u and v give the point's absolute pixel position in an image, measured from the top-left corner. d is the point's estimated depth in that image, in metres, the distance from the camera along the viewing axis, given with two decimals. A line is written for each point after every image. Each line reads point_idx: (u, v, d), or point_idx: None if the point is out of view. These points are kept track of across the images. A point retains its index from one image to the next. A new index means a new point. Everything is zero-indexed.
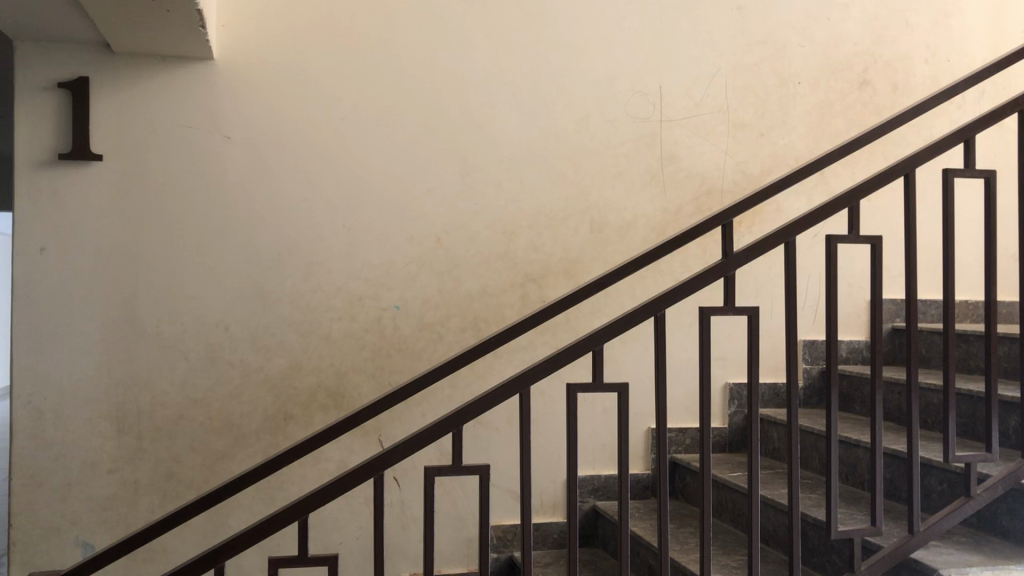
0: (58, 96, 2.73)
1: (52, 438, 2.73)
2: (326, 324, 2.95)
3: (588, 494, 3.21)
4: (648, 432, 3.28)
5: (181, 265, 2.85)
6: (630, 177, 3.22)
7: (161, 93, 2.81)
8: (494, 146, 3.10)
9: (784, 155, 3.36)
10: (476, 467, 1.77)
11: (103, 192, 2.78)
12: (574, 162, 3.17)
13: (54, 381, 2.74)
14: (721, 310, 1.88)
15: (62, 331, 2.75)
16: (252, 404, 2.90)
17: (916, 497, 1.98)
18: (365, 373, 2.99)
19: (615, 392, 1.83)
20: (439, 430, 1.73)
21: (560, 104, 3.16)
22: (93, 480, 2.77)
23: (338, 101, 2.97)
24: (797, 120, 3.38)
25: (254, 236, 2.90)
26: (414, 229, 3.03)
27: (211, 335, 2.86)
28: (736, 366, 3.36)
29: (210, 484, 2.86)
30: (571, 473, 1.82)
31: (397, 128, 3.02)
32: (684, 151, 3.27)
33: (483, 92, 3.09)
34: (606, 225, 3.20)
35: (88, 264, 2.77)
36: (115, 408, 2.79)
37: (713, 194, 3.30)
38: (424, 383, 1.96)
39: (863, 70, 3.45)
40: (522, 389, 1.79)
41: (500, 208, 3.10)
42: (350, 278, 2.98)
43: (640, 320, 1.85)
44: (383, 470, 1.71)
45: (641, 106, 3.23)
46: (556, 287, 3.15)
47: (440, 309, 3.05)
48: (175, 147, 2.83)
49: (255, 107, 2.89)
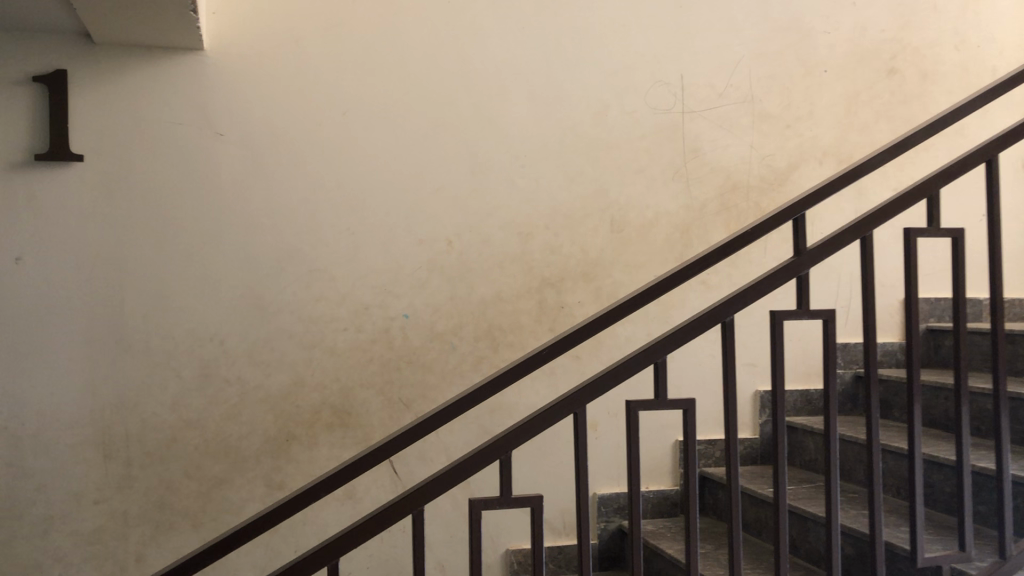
0: (33, 91, 2.48)
1: (31, 467, 2.48)
2: (330, 335, 2.72)
3: (614, 513, 2.94)
4: (676, 445, 3.04)
5: (173, 274, 2.60)
6: (652, 172, 3.00)
7: (146, 87, 2.57)
8: (507, 140, 2.88)
9: (812, 148, 3.16)
10: (529, 498, 1.54)
11: (85, 196, 2.53)
12: (593, 158, 2.95)
13: (33, 404, 2.49)
14: (796, 314, 1.68)
15: (41, 350, 2.50)
16: (251, 425, 2.65)
17: (1009, 519, 1.78)
18: (373, 388, 2.75)
19: (680, 409, 1.62)
20: (484, 458, 1.51)
21: (577, 95, 2.94)
22: (78, 512, 2.52)
23: (340, 94, 2.74)
24: (824, 111, 3.18)
25: (251, 242, 2.66)
26: (423, 231, 2.80)
27: (205, 350, 2.62)
28: (766, 374, 3.14)
29: (207, 513, 2.62)
30: (632, 503, 1.60)
31: (404, 123, 2.79)
32: (708, 144, 3.05)
33: (493, 83, 2.87)
34: (627, 225, 2.98)
35: (68, 275, 2.52)
36: (101, 432, 2.54)
37: (739, 190, 3.08)
38: (458, 409, 1.72)
39: (891, 57, 3.26)
40: (576, 408, 1.56)
41: (514, 208, 2.88)
42: (356, 285, 2.74)
43: (705, 327, 1.64)
44: (422, 507, 1.48)
45: (662, 97, 3.01)
46: (574, 292, 2.93)
47: (452, 318, 2.82)
48: (162, 147, 2.59)
49: (250, 102, 2.66)
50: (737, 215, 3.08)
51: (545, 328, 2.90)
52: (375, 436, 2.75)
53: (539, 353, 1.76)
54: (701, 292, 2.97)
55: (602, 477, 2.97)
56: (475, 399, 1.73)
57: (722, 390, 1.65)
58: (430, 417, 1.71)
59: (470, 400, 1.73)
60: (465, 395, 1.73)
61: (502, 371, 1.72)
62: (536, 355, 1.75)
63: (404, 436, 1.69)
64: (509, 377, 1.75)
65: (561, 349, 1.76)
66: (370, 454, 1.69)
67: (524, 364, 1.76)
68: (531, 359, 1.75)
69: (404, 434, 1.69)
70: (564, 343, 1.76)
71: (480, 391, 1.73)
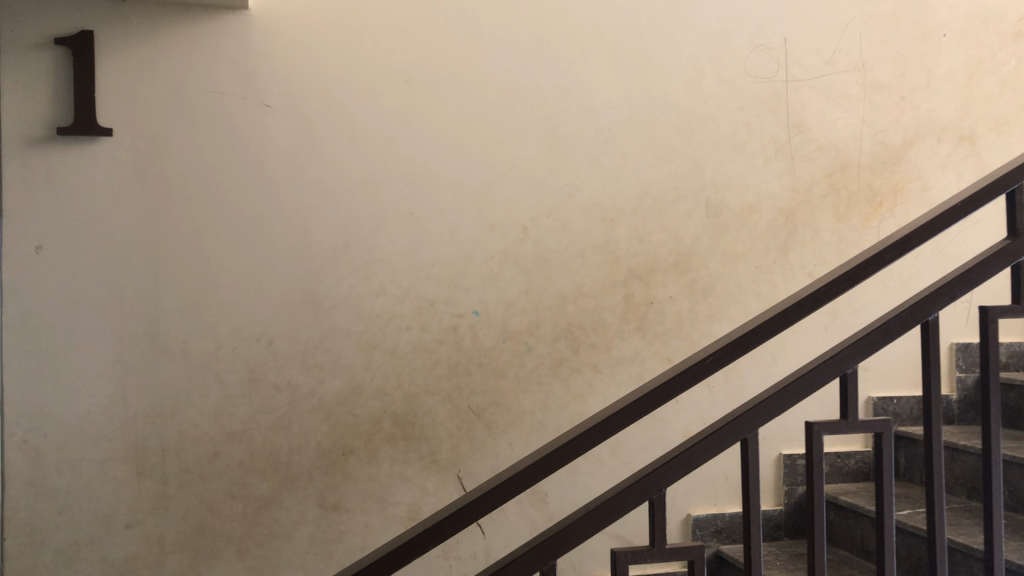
0: (54, 54, 2.16)
1: (55, 486, 2.17)
2: (392, 335, 2.38)
3: (711, 537, 2.59)
4: (779, 459, 2.69)
5: (213, 266, 2.27)
6: (752, 150, 2.63)
7: (184, 52, 2.24)
8: (590, 113, 2.52)
9: (929, 122, 2.78)
10: (688, 549, 1.21)
11: (115, 177, 2.21)
12: (686, 132, 2.58)
13: (57, 414, 2.18)
14: (1015, 311, 1.32)
15: (65, 352, 2.19)
16: (304, 437, 2.33)
17: None
18: (440, 396, 2.42)
19: (875, 431, 1.28)
20: (634, 496, 1.17)
21: (668, 60, 2.57)
22: (107, 537, 2.20)
23: (402, 59, 2.39)
24: (943, 80, 2.79)
25: (303, 229, 2.33)
26: (495, 217, 2.45)
27: (251, 352, 2.29)
28: (878, 377, 2.77)
29: (254, 537, 2.29)
30: (816, 553, 1.26)
31: (473, 92, 2.44)
32: (814, 118, 2.68)
33: (575, 48, 2.50)
34: (724, 208, 2.62)
35: (96, 268, 2.20)
36: (133, 446, 2.22)
37: (849, 169, 2.72)
38: (610, 426, 1.19)
39: (1018, 19, 2.85)
40: (747, 433, 1.22)
41: (597, 189, 2.52)
42: (420, 278, 2.40)
43: (904, 329, 1.29)
44: (555, 560, 1.15)
45: (763, 63, 2.63)
46: (665, 285, 2.57)
47: (529, 314, 2.48)
48: (201, 119, 2.26)
49: (301, 68, 2.32)
50: (847, 199, 2.71)
51: (632, 327, 2.55)
52: (442, 450, 2.42)
53: (696, 356, 1.24)
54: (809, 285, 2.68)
55: (697, 495, 2.62)
56: (631, 418, 1.19)
57: (925, 410, 1.31)
58: (562, 441, 1.19)
59: (626, 419, 1.19)
60: (613, 412, 1.19)
61: (666, 384, 1.21)
62: (701, 364, 1.21)
63: (541, 463, 1.16)
64: (673, 389, 1.21)
65: (731, 356, 1.23)
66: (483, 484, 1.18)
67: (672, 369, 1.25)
68: (691, 370, 1.21)
69: (534, 466, 1.16)
70: (740, 346, 1.23)
71: (629, 408, 1.19)
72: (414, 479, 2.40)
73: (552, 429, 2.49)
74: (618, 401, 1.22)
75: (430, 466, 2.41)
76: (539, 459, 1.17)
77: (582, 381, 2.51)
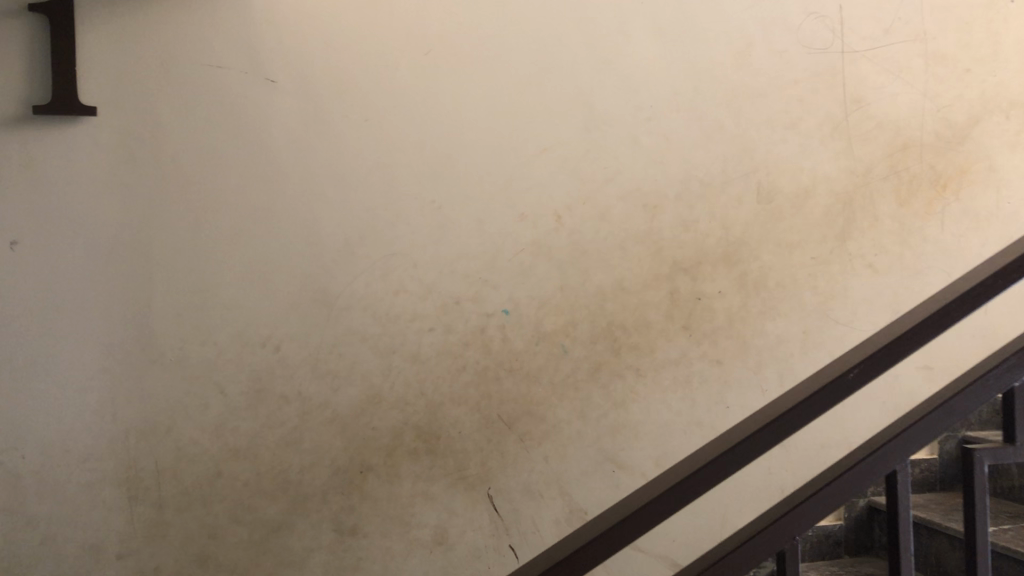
0: (29, 24, 1.91)
1: (36, 514, 1.92)
2: (414, 338, 2.12)
3: None
4: None
5: (213, 262, 2.02)
6: (807, 129, 2.38)
7: (177, 23, 1.98)
8: (629, 87, 2.26)
9: (997, 96, 2.53)
10: None
11: (102, 164, 1.95)
12: (734, 108, 2.33)
13: (38, 433, 1.92)
14: None
15: (47, 362, 1.93)
16: (316, 453, 2.07)
17: None
18: (467, 405, 2.16)
19: None
20: (761, 552, 0.91)
21: (714, 28, 2.31)
22: (97, 571, 1.94)
23: (420, 28, 2.13)
24: (1011, 51, 2.54)
25: (312, 219, 2.08)
26: (526, 204, 2.20)
27: (256, 359, 2.04)
28: None
29: (262, 566, 2.04)
30: None
31: (500, 64, 2.18)
32: (873, 92, 2.43)
33: (611, 13, 2.25)
34: (776, 193, 2.37)
35: (80, 266, 1.95)
36: (125, 468, 1.96)
37: (911, 149, 2.47)
38: None
39: None
40: (894, 467, 0.92)
41: (638, 173, 2.27)
42: (444, 273, 2.15)
43: None
44: None
45: (817, 32, 2.38)
46: (713, 278, 2.33)
47: (564, 313, 2.22)
48: (196, 96, 2.00)
49: (308, 39, 2.06)
50: (909, 182, 2.47)
51: (678, 326, 2.30)
52: (470, 465, 2.17)
53: (828, 368, 0.93)
54: (869, 276, 2.44)
55: None
56: (757, 452, 0.89)
57: None
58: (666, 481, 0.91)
59: (750, 453, 0.89)
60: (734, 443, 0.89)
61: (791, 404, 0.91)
62: (839, 380, 0.90)
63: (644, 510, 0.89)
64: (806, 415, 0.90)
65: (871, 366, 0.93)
66: (565, 539, 0.90)
67: (794, 387, 0.93)
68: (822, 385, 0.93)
69: (637, 517, 0.87)
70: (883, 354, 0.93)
71: (755, 437, 0.89)
72: (439, 499, 2.14)
73: (591, 440, 2.23)
74: (733, 429, 0.92)
75: (458, 483, 2.16)
76: (644, 503, 0.87)
77: (623, 386, 2.26)
